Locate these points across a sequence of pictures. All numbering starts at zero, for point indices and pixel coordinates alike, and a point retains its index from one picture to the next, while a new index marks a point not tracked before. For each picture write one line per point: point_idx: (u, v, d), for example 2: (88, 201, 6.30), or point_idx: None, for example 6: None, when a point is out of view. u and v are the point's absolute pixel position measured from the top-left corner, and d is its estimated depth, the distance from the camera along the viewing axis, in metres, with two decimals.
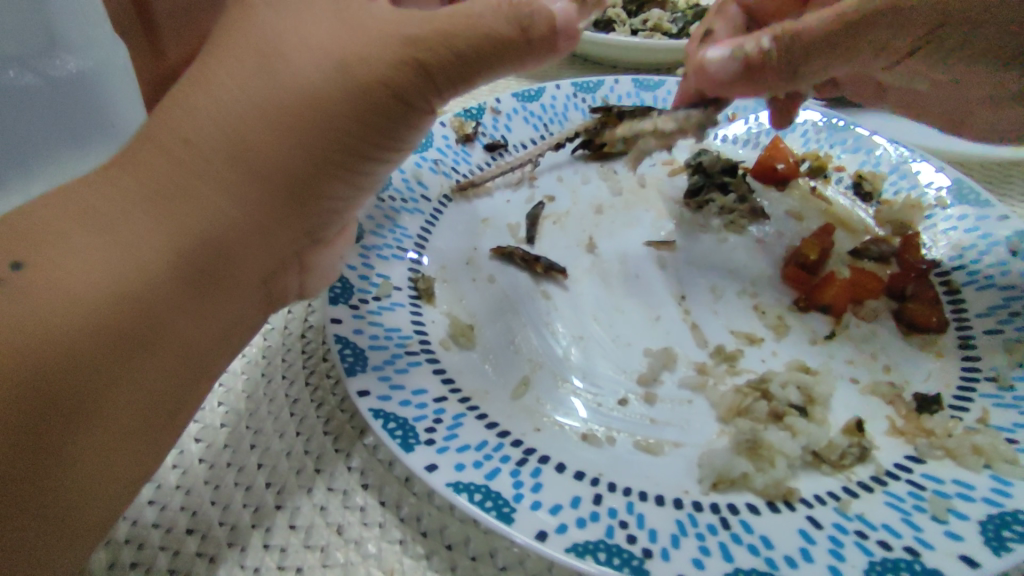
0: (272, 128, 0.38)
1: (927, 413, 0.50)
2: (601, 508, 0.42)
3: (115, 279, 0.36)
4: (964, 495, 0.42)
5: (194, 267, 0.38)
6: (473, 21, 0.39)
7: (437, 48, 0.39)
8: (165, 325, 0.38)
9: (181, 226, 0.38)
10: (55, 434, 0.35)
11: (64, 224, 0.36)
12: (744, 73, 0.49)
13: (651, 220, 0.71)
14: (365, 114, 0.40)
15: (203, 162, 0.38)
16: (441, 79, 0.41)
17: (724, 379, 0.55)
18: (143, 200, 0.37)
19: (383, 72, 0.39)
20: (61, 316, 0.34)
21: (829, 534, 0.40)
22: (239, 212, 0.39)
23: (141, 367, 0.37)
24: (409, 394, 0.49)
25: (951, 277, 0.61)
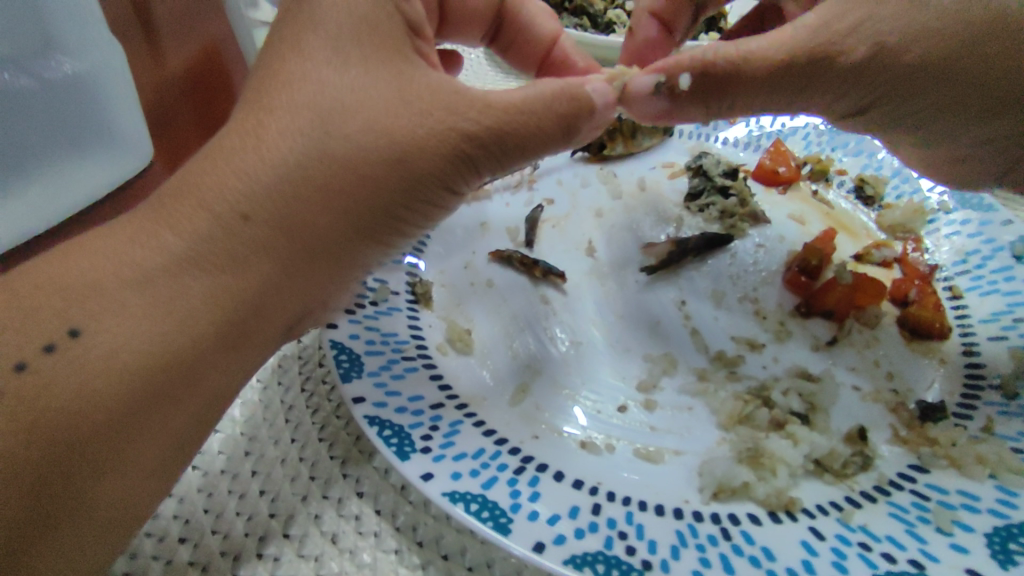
0: (325, 204, 0.41)
1: (931, 422, 0.49)
2: (599, 518, 0.41)
3: (154, 338, 0.38)
4: (969, 506, 0.41)
5: (236, 325, 0.41)
6: (525, 113, 0.43)
7: (489, 140, 0.43)
8: (197, 380, 0.40)
9: (223, 288, 0.40)
10: (85, 480, 0.36)
11: (100, 278, 0.38)
12: (668, 104, 0.50)
13: (652, 224, 0.71)
14: (415, 192, 0.43)
15: (251, 228, 0.40)
16: (483, 162, 0.44)
17: (725, 386, 0.54)
18: (169, 246, 0.39)
19: (443, 158, 0.42)
20: (101, 372, 0.36)
21: (832, 546, 0.40)
22: (278, 278, 0.41)
23: (170, 417, 0.39)
24: (404, 401, 0.48)
25: (955, 283, 0.61)
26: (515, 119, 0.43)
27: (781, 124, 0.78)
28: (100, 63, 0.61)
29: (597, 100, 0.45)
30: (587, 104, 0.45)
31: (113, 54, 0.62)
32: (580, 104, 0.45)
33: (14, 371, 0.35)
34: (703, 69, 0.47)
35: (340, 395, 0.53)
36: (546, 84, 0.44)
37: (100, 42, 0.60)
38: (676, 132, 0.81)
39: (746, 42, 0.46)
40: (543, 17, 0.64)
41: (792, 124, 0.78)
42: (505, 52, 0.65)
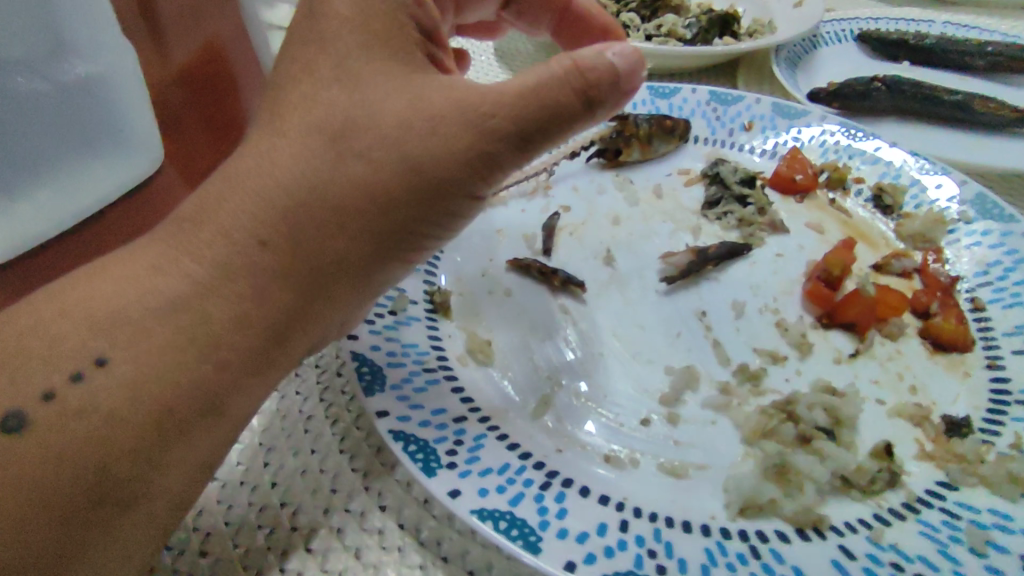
0: (339, 227, 0.40)
1: (958, 437, 0.49)
2: (627, 535, 0.41)
3: (182, 364, 0.37)
4: (1001, 526, 0.41)
5: (260, 352, 0.40)
6: (541, 95, 0.39)
7: (508, 134, 0.40)
8: (226, 407, 0.39)
9: (246, 314, 0.39)
10: (112, 512, 0.36)
11: (126, 300, 0.38)
12: None
13: (669, 232, 0.70)
14: (428, 204, 0.41)
15: (269, 254, 0.39)
16: (505, 156, 0.41)
17: (749, 400, 0.53)
18: (194, 267, 0.39)
19: (457, 164, 0.40)
20: (128, 399, 0.36)
21: (863, 565, 0.39)
22: (299, 301, 0.41)
23: (198, 446, 0.39)
24: (428, 414, 0.47)
25: (977, 295, 0.60)
26: (535, 110, 0.39)
27: (798, 132, 0.77)
28: (115, 69, 0.59)
29: (618, 67, 0.41)
30: (608, 72, 0.40)
31: (127, 58, 0.61)
32: (602, 74, 0.40)
33: (42, 400, 0.35)
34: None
35: (360, 406, 0.53)
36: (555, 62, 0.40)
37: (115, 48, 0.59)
38: (692, 139, 0.80)
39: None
40: None
41: (808, 132, 0.77)
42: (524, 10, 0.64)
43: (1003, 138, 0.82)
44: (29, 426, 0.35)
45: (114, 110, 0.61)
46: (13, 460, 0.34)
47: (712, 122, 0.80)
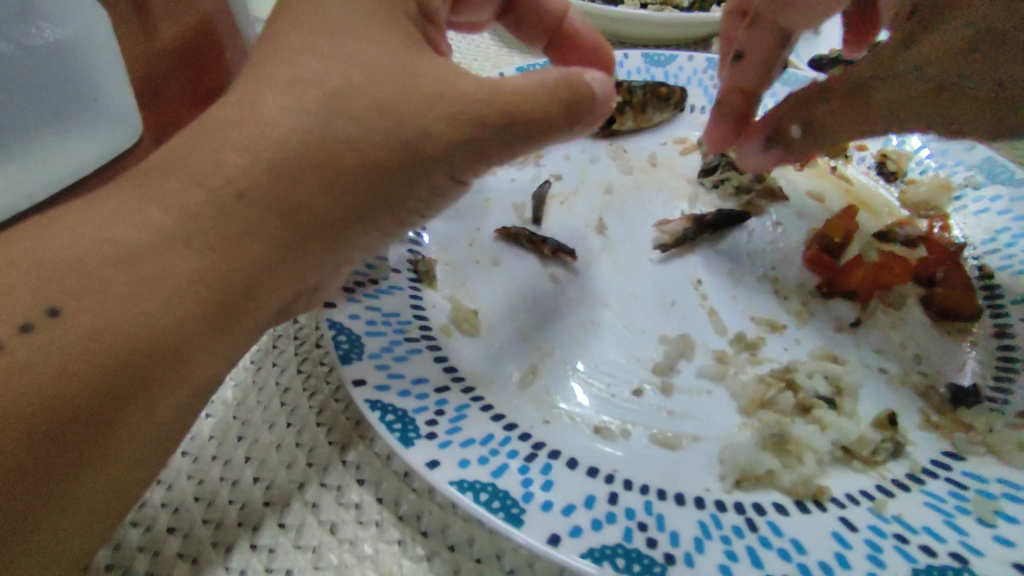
0: (324, 186, 0.38)
1: (964, 406, 0.47)
2: (617, 508, 0.39)
3: (138, 316, 0.34)
4: (1010, 496, 0.38)
5: (225, 306, 0.37)
6: (528, 101, 0.39)
7: (497, 121, 0.39)
8: (187, 365, 0.36)
9: (211, 269, 0.36)
10: (65, 476, 0.33)
11: (68, 254, 0.35)
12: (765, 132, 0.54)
13: (664, 200, 0.67)
14: (416, 174, 0.40)
15: (245, 205, 0.37)
16: (491, 148, 0.40)
17: (746, 369, 0.51)
18: (159, 226, 0.36)
19: (447, 137, 0.39)
20: (87, 350, 0.33)
21: (866, 538, 0.37)
22: (274, 259, 0.38)
23: (157, 402, 0.36)
24: (408, 384, 0.45)
25: (984, 261, 0.57)
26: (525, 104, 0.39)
27: None
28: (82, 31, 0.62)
29: (597, 88, 0.42)
30: (587, 89, 0.41)
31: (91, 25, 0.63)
32: (583, 90, 0.41)
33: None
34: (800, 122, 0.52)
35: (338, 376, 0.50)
36: (549, 72, 0.41)
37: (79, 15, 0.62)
38: (688, 107, 0.77)
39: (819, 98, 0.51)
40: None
41: (809, 98, 0.74)
42: (517, 27, 0.60)
43: None
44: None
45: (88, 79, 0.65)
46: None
47: (709, 90, 0.77)
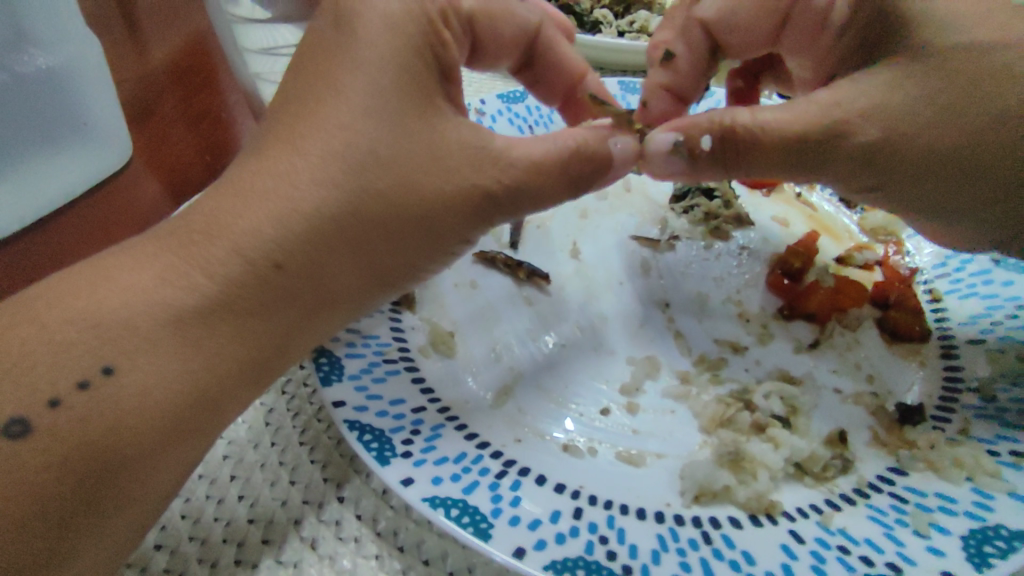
0: (345, 250, 0.41)
1: (910, 425, 0.49)
2: (580, 523, 0.41)
3: (176, 368, 0.39)
4: (945, 508, 0.41)
5: (258, 360, 0.42)
6: (541, 174, 0.42)
7: (506, 194, 0.42)
8: (217, 410, 0.41)
9: (245, 331, 0.41)
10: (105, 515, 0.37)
11: (81, 307, 0.39)
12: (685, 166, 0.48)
13: (637, 225, 0.70)
14: (430, 237, 0.43)
15: (284, 276, 0.41)
16: (499, 215, 0.44)
17: (707, 389, 0.54)
18: (164, 274, 0.40)
19: (457, 201, 0.42)
20: (136, 406, 0.37)
21: (811, 549, 0.40)
22: (302, 318, 0.43)
23: (190, 452, 0.40)
24: (386, 405, 0.47)
25: (934, 286, 0.61)
26: (546, 171, 0.43)
27: None
28: (75, 57, 0.64)
29: (616, 153, 0.46)
30: (606, 153, 0.45)
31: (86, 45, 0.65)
32: (596, 160, 0.44)
33: (48, 407, 0.36)
34: (724, 131, 0.46)
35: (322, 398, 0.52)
36: (566, 140, 0.43)
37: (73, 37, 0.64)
38: None
39: (759, 114, 0.45)
40: (572, 52, 0.58)
41: None
42: (533, 84, 0.60)
43: None
44: (32, 433, 0.36)
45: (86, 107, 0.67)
46: (19, 465, 0.35)
47: None
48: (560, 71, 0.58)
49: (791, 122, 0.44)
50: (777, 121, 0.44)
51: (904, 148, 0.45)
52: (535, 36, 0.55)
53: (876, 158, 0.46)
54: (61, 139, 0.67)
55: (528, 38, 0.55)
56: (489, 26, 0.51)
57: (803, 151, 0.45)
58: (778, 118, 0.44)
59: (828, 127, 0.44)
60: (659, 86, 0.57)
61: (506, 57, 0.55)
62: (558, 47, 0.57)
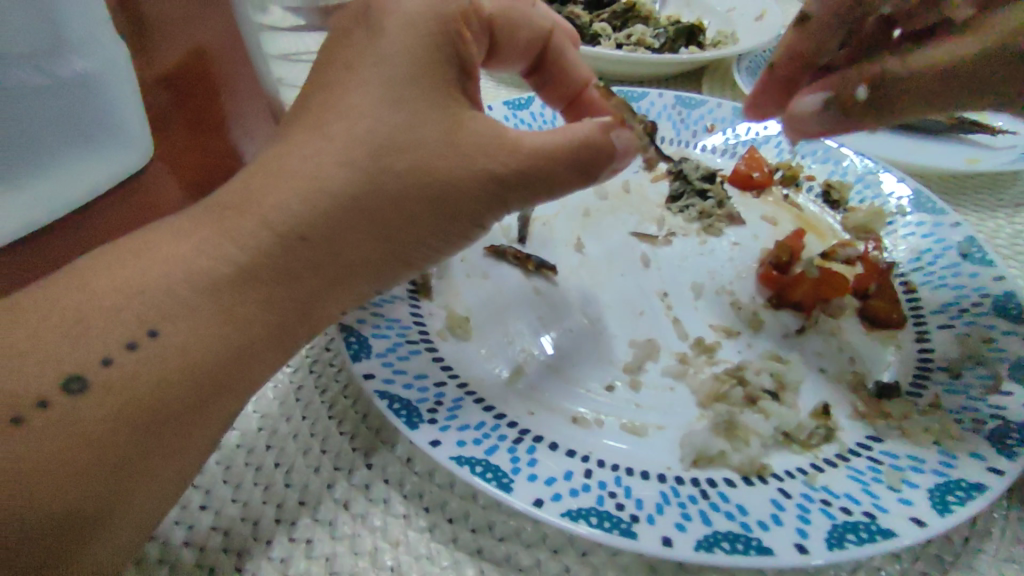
0: (368, 228, 0.46)
1: (886, 398, 0.54)
2: (591, 480, 0.46)
3: (213, 330, 0.43)
4: (915, 468, 0.46)
5: (284, 327, 0.46)
6: (549, 158, 0.47)
7: (518, 181, 0.47)
8: (246, 369, 0.45)
9: (275, 300, 0.45)
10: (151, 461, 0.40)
11: (129, 278, 0.42)
12: (837, 119, 0.53)
13: (636, 223, 0.75)
14: (447, 216, 0.47)
15: (307, 247, 0.44)
16: (511, 198, 0.48)
17: (703, 368, 0.59)
18: (204, 248, 0.43)
19: (473, 189, 0.46)
20: (179, 366, 0.41)
21: (798, 502, 0.44)
22: (324, 289, 0.47)
23: (225, 405, 0.44)
24: (410, 378, 0.52)
25: (910, 278, 0.66)
26: (553, 158, 0.47)
27: (755, 133, 0.84)
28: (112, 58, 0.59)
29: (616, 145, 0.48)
30: (609, 144, 0.48)
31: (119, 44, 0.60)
32: (598, 150, 0.48)
33: (101, 364, 0.40)
34: (878, 79, 0.50)
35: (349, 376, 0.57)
36: (574, 129, 0.48)
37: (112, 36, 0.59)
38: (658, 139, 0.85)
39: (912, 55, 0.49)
40: (579, 61, 0.66)
41: (765, 133, 0.83)
42: (542, 87, 0.67)
43: (954, 139, 0.86)
44: (90, 388, 0.39)
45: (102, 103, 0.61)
46: (74, 416, 0.38)
47: (677, 124, 0.85)
48: (567, 75, 0.65)
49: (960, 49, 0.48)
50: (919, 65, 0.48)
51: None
52: (548, 41, 0.62)
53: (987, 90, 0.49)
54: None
55: (542, 42, 0.62)
56: (507, 29, 0.57)
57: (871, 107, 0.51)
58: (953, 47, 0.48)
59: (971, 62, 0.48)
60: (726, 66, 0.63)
61: (521, 59, 0.62)
62: (567, 53, 0.64)
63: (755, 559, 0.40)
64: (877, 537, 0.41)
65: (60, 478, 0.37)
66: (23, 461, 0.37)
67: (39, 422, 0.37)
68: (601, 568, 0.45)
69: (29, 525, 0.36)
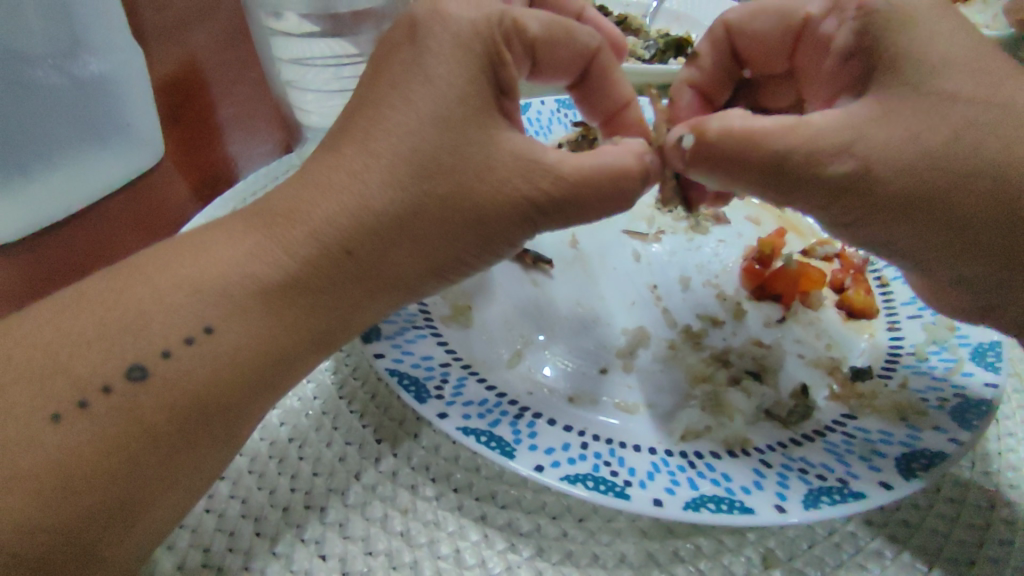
0: (411, 245, 0.48)
1: (860, 380, 0.59)
2: (588, 451, 0.49)
3: (260, 333, 0.47)
4: (885, 440, 0.50)
5: (322, 333, 0.50)
6: (586, 185, 0.48)
7: (550, 203, 0.48)
8: (280, 369, 0.48)
9: (319, 307, 0.49)
10: (191, 449, 0.45)
11: (176, 276, 0.47)
12: (682, 163, 0.49)
13: (627, 221, 0.79)
14: (485, 234, 0.49)
15: (354, 261, 0.48)
16: (544, 222, 0.50)
17: (691, 354, 0.63)
18: (252, 250, 0.48)
19: (512, 207, 0.48)
20: (227, 363, 0.46)
21: (778, 471, 0.48)
22: (366, 299, 0.50)
23: (259, 401, 0.48)
24: (418, 359, 0.55)
25: (883, 273, 0.70)
26: (588, 185, 0.48)
27: None
28: (120, 65, 0.76)
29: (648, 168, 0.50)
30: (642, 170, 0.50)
31: (130, 60, 0.77)
32: (632, 173, 0.49)
33: (160, 357, 0.45)
34: (714, 140, 0.46)
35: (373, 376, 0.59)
36: (610, 156, 0.49)
37: (120, 50, 0.76)
38: None
39: (762, 126, 0.45)
40: (624, 79, 0.61)
41: None
42: (582, 98, 0.62)
43: None
44: (149, 379, 0.44)
45: (119, 110, 0.78)
46: (133, 402, 0.44)
47: None
48: (608, 94, 0.61)
49: (846, 125, 0.44)
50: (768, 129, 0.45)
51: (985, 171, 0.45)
52: (593, 58, 0.58)
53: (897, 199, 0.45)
54: (106, 137, 0.78)
55: (586, 59, 0.58)
56: (553, 48, 0.54)
57: (784, 179, 0.46)
58: (834, 120, 0.45)
59: (814, 156, 0.44)
60: (685, 81, 0.64)
61: (563, 74, 0.58)
62: (612, 72, 0.60)
63: (737, 518, 0.44)
64: (849, 498, 0.45)
65: (119, 461, 0.43)
66: (89, 445, 0.42)
67: (102, 408, 0.43)
68: (596, 532, 0.48)
69: (91, 501, 0.42)
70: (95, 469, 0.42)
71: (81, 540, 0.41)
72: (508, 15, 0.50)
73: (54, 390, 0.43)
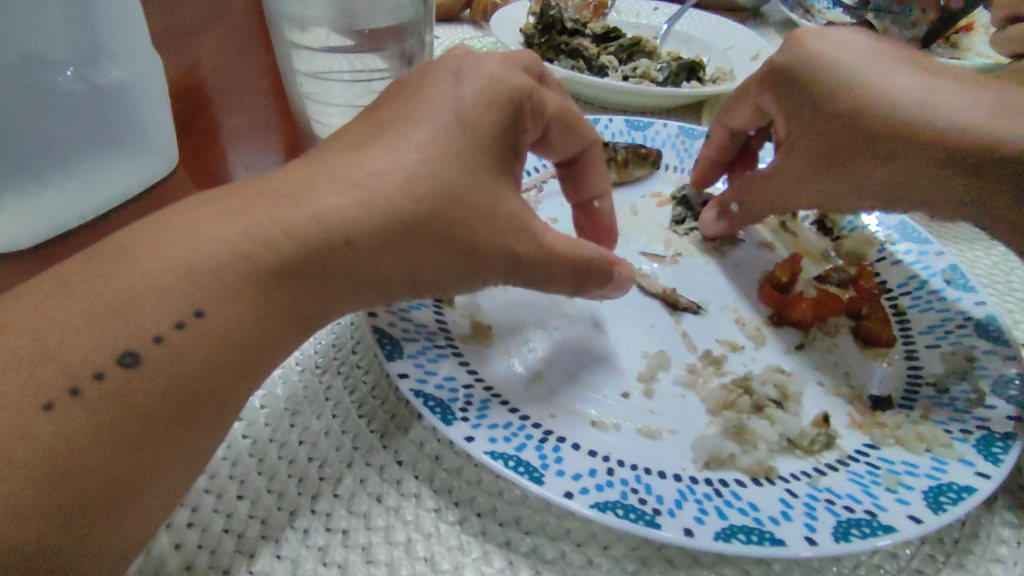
0: (397, 247, 0.48)
1: (880, 411, 0.59)
2: (614, 478, 0.49)
3: (255, 326, 0.46)
4: (910, 471, 0.51)
5: (308, 317, 0.48)
6: (550, 259, 0.56)
7: (528, 263, 0.55)
8: (263, 356, 0.47)
9: (308, 293, 0.47)
10: (179, 433, 0.42)
11: (184, 271, 0.44)
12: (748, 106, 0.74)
13: (645, 243, 0.80)
14: (476, 266, 0.53)
15: (351, 251, 0.47)
16: (520, 273, 0.56)
17: (712, 378, 0.63)
18: (248, 228, 0.45)
19: (501, 248, 0.53)
20: (218, 346, 0.44)
21: (804, 501, 0.48)
22: (351, 292, 0.49)
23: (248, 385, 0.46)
24: (441, 379, 0.55)
25: (898, 301, 0.71)
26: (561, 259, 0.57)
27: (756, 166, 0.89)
28: (139, 71, 0.74)
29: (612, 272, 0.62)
30: (602, 262, 0.60)
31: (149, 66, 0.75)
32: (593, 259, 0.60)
33: (152, 340, 0.42)
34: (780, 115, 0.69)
35: (386, 386, 0.59)
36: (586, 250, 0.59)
37: (140, 57, 0.74)
38: (663, 166, 0.91)
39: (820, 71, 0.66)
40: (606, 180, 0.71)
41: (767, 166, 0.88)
42: (567, 179, 0.71)
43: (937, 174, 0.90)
44: (142, 362, 0.41)
45: (133, 109, 0.75)
46: (130, 390, 0.41)
47: (680, 153, 0.91)
48: (592, 182, 0.70)
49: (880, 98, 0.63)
50: (865, 68, 0.62)
51: (973, 147, 0.58)
52: (586, 149, 0.67)
53: (841, 139, 0.63)
54: (120, 140, 0.76)
55: (581, 148, 0.67)
56: (559, 123, 0.62)
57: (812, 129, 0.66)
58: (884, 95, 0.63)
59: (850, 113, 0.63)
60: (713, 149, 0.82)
61: (560, 153, 0.67)
62: (597, 166, 0.69)
63: (769, 549, 0.43)
64: (879, 532, 0.45)
65: (110, 450, 0.40)
66: (78, 431, 0.39)
67: (95, 394, 0.40)
68: (621, 560, 0.48)
69: (81, 493, 0.38)
70: (79, 455, 0.39)
71: (68, 532, 0.38)
72: (537, 93, 0.58)
73: (43, 377, 0.39)
